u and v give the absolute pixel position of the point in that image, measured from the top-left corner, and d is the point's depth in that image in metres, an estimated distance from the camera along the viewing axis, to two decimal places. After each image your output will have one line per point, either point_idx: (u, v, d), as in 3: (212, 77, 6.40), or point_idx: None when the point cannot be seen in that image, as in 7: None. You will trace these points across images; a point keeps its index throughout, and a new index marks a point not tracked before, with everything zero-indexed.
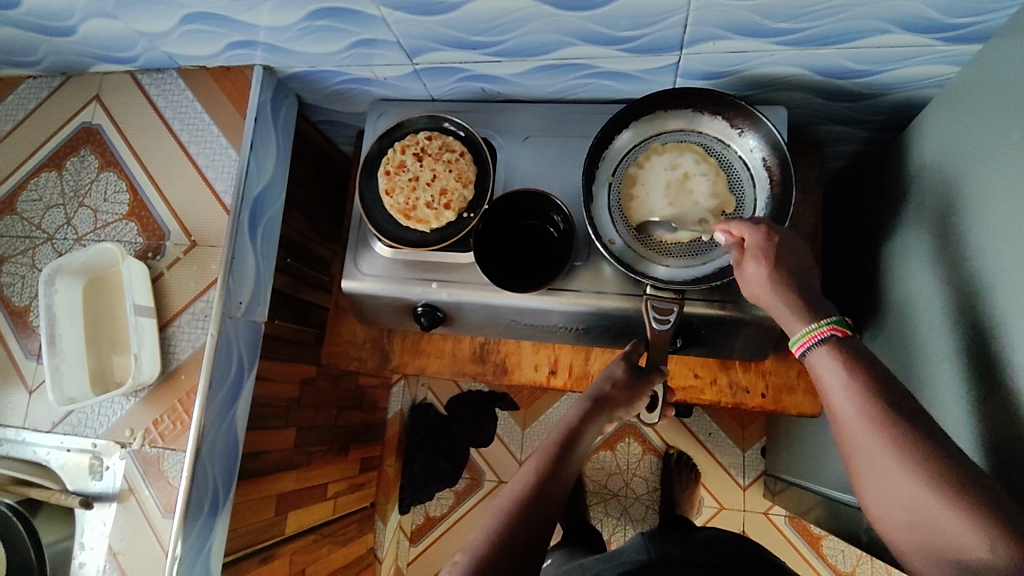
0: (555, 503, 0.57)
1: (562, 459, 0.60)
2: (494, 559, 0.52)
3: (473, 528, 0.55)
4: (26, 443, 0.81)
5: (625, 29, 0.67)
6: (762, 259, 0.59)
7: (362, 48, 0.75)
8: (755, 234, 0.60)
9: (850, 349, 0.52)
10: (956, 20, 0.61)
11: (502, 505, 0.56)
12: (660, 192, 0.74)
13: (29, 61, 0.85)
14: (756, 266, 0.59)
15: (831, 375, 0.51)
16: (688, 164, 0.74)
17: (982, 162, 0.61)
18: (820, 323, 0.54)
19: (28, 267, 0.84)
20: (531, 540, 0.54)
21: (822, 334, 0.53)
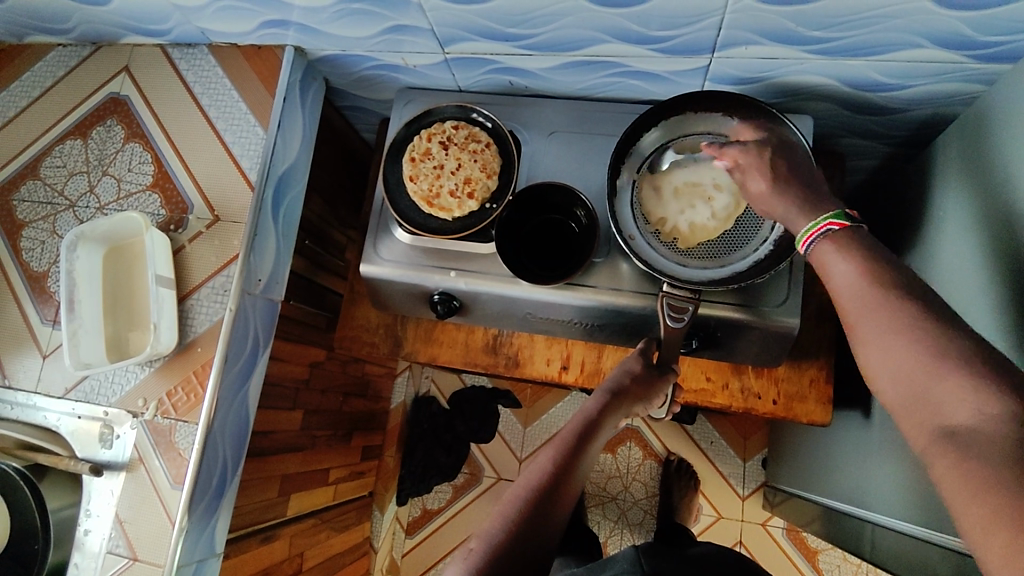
0: (570, 492, 0.58)
1: (580, 448, 0.60)
2: (509, 548, 0.53)
3: (490, 515, 0.56)
4: (36, 407, 0.81)
5: (659, 29, 0.68)
6: (762, 174, 0.59)
7: (394, 34, 0.76)
8: (756, 145, 0.62)
9: (854, 239, 0.51)
10: (987, 37, 0.62)
11: (519, 493, 0.57)
12: (685, 172, 0.74)
13: (63, 29, 0.86)
14: (759, 180, 0.59)
15: (838, 263, 0.51)
16: (712, 204, 0.73)
17: (1009, 179, 0.61)
18: (817, 221, 0.54)
19: (48, 233, 0.85)
20: (545, 528, 0.55)
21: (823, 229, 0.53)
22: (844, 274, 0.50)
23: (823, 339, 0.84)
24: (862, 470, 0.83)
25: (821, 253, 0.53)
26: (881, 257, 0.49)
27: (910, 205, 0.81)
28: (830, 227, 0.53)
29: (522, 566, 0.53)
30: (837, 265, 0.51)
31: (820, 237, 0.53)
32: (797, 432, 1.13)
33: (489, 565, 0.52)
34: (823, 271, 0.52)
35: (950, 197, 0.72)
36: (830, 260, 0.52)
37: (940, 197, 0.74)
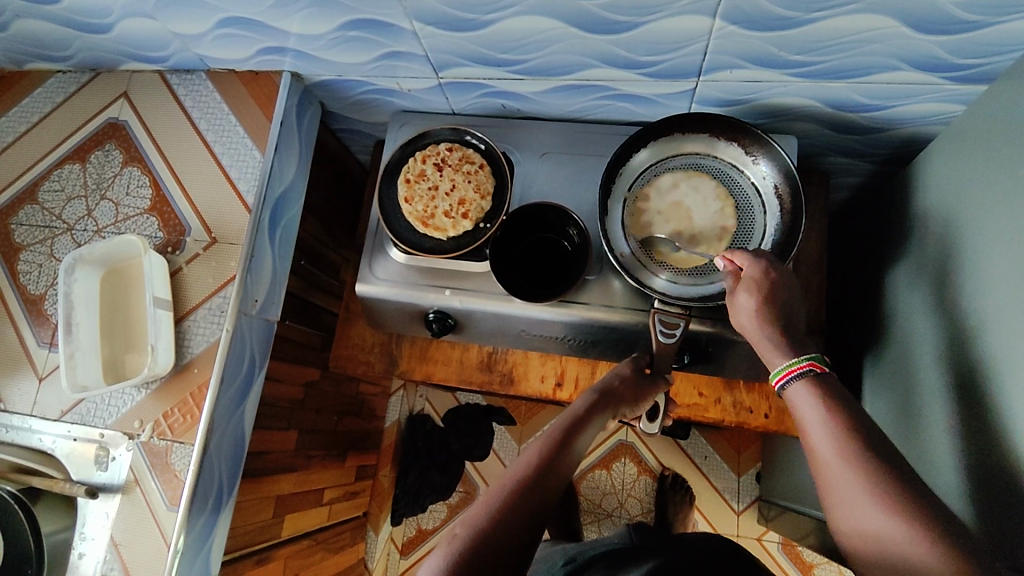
0: (557, 486, 0.58)
1: (567, 444, 0.61)
2: (496, 533, 0.53)
3: (477, 500, 0.56)
4: (31, 430, 0.81)
5: (646, 54, 0.70)
6: (754, 291, 0.63)
7: (389, 60, 0.78)
8: (751, 266, 0.65)
9: (826, 382, 0.57)
10: (961, 60, 0.64)
11: (503, 484, 0.57)
12: (694, 202, 0.76)
13: (62, 56, 0.87)
14: (748, 296, 0.63)
15: (812, 410, 0.55)
16: (672, 238, 0.75)
17: (986, 195, 0.63)
18: (800, 358, 0.59)
19: (46, 256, 0.85)
20: (528, 519, 0.55)
21: (803, 369, 0.58)
22: (819, 421, 0.54)
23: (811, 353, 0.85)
24: None
25: (797, 393, 0.57)
26: (846, 410, 0.54)
27: (893, 221, 0.83)
28: (814, 368, 0.58)
29: (506, 553, 0.53)
30: (813, 417, 0.55)
31: (796, 377, 0.58)
32: (789, 446, 1.14)
33: (473, 547, 0.52)
34: (797, 414, 0.57)
35: (929, 213, 0.74)
36: (806, 406, 0.56)
37: (920, 213, 0.76)
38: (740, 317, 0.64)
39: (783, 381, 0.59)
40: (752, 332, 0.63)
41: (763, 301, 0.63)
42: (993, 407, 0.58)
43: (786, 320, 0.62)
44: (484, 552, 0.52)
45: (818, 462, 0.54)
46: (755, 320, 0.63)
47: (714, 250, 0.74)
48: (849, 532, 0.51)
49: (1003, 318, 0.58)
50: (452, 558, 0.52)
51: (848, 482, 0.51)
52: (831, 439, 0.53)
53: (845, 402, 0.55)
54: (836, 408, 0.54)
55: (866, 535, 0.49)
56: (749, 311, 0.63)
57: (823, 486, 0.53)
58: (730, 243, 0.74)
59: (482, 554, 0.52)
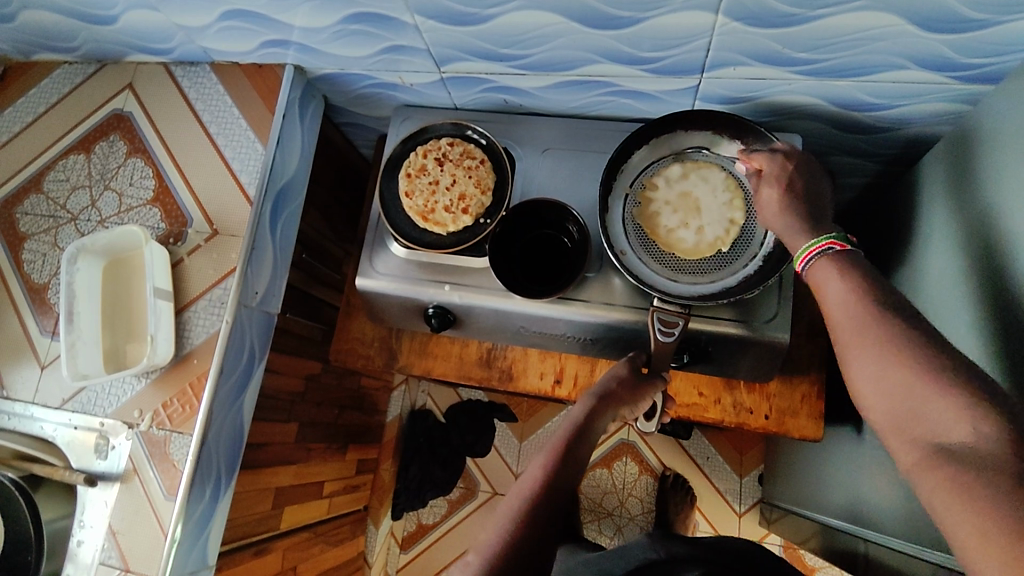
0: (564, 500, 0.58)
1: (570, 453, 0.61)
2: (508, 559, 0.52)
3: (488, 526, 0.55)
4: (33, 418, 0.82)
5: (649, 50, 0.69)
6: (777, 185, 0.63)
7: (392, 54, 0.78)
8: (769, 162, 0.65)
9: (850, 258, 0.54)
10: (969, 59, 0.63)
11: (513, 504, 0.57)
12: (703, 192, 0.75)
13: (68, 47, 0.88)
14: (771, 190, 0.63)
15: (832, 281, 0.53)
16: (682, 228, 0.75)
17: (993, 197, 0.62)
18: (821, 239, 0.56)
19: (50, 245, 0.86)
20: (542, 539, 0.54)
21: (823, 248, 0.56)
22: (838, 289, 0.52)
23: (814, 354, 0.84)
24: (853, 484, 0.83)
25: (817, 270, 0.55)
26: (872, 281, 0.52)
27: (899, 221, 0.82)
28: (833, 246, 0.55)
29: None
30: (833, 283, 0.53)
31: (816, 256, 0.56)
32: (791, 447, 1.13)
33: (488, 575, 0.51)
34: (818, 289, 0.55)
35: (935, 214, 0.73)
36: (824, 276, 0.54)
37: (926, 214, 0.75)
38: (766, 211, 0.63)
39: (805, 262, 0.57)
40: (775, 223, 0.62)
41: (785, 197, 0.62)
42: None
43: (813, 207, 0.61)
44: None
45: (835, 323, 0.52)
46: (779, 209, 0.62)
47: (725, 241, 0.73)
48: (862, 381, 0.49)
49: (1007, 320, 0.57)
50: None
51: (862, 335, 0.49)
52: (849, 296, 0.51)
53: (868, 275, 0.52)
54: (856, 281, 0.52)
55: (877, 384, 0.48)
56: (771, 204, 0.63)
57: (839, 351, 0.51)
58: (740, 236, 0.74)
59: None
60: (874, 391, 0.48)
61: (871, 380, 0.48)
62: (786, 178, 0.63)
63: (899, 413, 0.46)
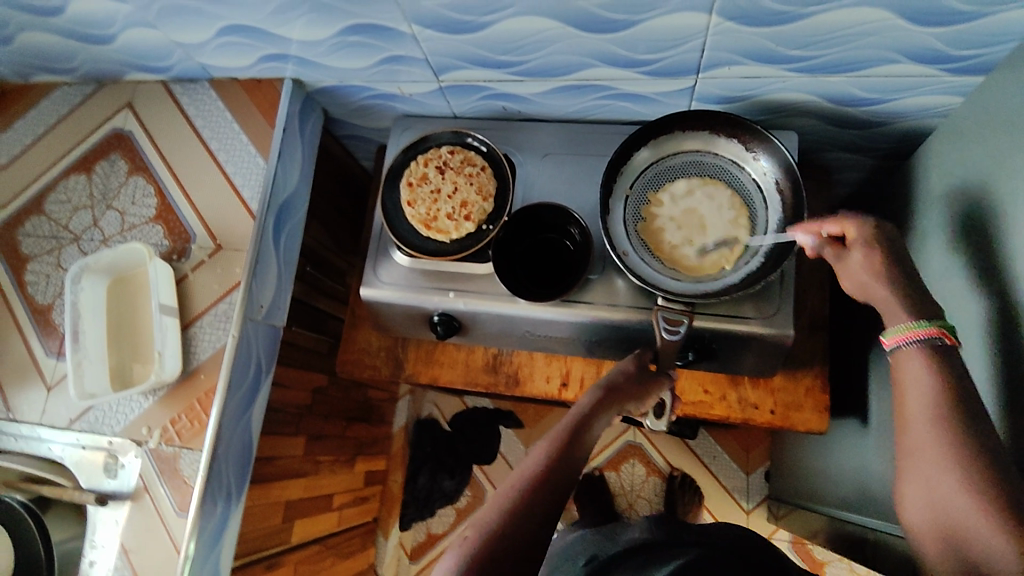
0: (567, 487, 0.57)
1: (575, 441, 0.61)
2: (509, 534, 0.51)
3: (487, 503, 0.54)
4: (40, 439, 0.82)
5: (644, 52, 0.70)
6: (868, 251, 0.62)
7: (390, 64, 0.79)
8: (858, 228, 0.63)
9: (946, 351, 0.55)
10: (960, 51, 0.64)
11: (514, 483, 0.55)
12: (708, 211, 0.76)
13: (66, 68, 0.88)
14: (863, 255, 0.62)
15: (917, 373, 0.55)
16: (686, 245, 0.75)
17: (990, 186, 0.63)
18: (925, 323, 0.56)
19: (53, 266, 0.86)
20: (542, 517, 0.53)
21: (923, 334, 0.56)
22: (921, 382, 0.55)
23: (818, 348, 0.85)
24: (861, 476, 0.84)
25: (904, 354, 0.57)
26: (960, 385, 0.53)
27: (897, 214, 0.83)
28: (941, 336, 0.56)
29: (522, 551, 0.50)
30: (918, 381, 0.55)
31: (913, 342, 0.56)
32: (798, 442, 1.13)
33: (486, 545, 0.50)
34: (901, 375, 0.57)
35: (932, 205, 0.74)
36: (911, 367, 0.56)
37: (924, 205, 0.76)
38: (855, 275, 0.63)
39: (894, 342, 0.58)
40: (871, 289, 0.62)
41: (878, 263, 0.61)
42: (1002, 397, 0.57)
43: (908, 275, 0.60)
44: (500, 554, 0.50)
45: (908, 419, 0.55)
46: (874, 274, 0.61)
47: (729, 259, 0.74)
48: (915, 485, 0.53)
49: (1008, 305, 0.58)
50: (466, 559, 0.49)
51: (927, 443, 0.52)
52: (929, 400, 0.53)
53: (956, 375, 0.54)
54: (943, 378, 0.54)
55: (927, 491, 0.52)
56: (862, 267, 0.62)
57: (903, 449, 0.55)
58: (744, 253, 0.74)
59: (498, 553, 0.50)
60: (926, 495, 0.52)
61: (923, 486, 0.52)
62: (875, 243, 0.62)
63: (942, 524, 0.51)
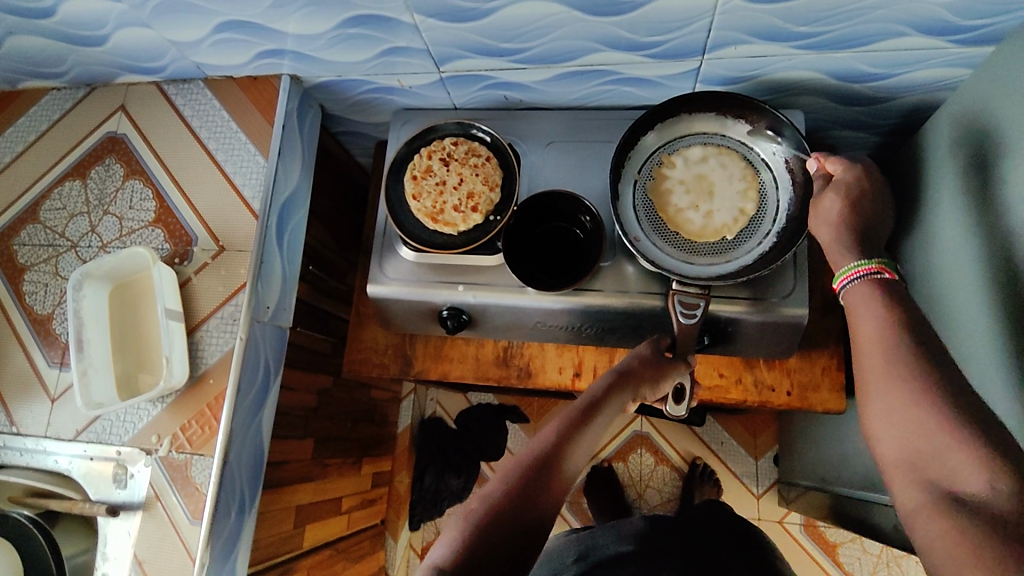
0: (574, 463, 0.58)
1: (585, 421, 0.61)
2: (513, 503, 0.52)
3: (493, 477, 0.55)
4: (46, 452, 0.80)
5: (650, 34, 0.69)
6: (842, 193, 0.63)
7: (390, 56, 0.77)
8: (846, 171, 0.65)
9: (889, 285, 0.54)
10: (968, 22, 0.64)
11: (521, 460, 0.56)
12: (719, 178, 0.76)
13: (56, 72, 0.86)
14: (835, 197, 0.63)
15: (867, 308, 0.54)
16: (691, 209, 0.75)
17: (1004, 157, 0.63)
18: (865, 261, 0.56)
19: (51, 275, 0.84)
20: (548, 493, 0.54)
21: (868, 270, 0.55)
22: (872, 316, 0.53)
23: (830, 328, 0.84)
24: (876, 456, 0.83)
25: (853, 293, 0.55)
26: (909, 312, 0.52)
27: (904, 189, 0.83)
28: (881, 272, 0.55)
29: (525, 524, 0.51)
30: (868, 314, 0.53)
31: (859, 278, 0.55)
32: (807, 425, 1.13)
33: (489, 518, 0.51)
34: (851, 312, 0.55)
35: (941, 179, 0.74)
36: (860, 303, 0.54)
37: (933, 179, 0.76)
38: (818, 220, 0.63)
39: (844, 282, 0.57)
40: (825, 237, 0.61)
41: (848, 207, 0.62)
42: None
43: (868, 220, 0.61)
44: (502, 521, 0.51)
45: (865, 354, 0.52)
46: (831, 221, 0.62)
47: (731, 228, 0.74)
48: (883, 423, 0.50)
49: None
50: (470, 526, 0.51)
51: (889, 374, 0.50)
52: (885, 332, 0.51)
53: (903, 304, 0.53)
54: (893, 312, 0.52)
55: (893, 426, 0.49)
56: (831, 212, 0.62)
57: (863, 386, 0.52)
58: (750, 224, 0.74)
59: (502, 526, 0.51)
60: (893, 434, 0.49)
61: (887, 422, 0.49)
62: (848, 190, 0.63)
63: (910, 461, 0.48)
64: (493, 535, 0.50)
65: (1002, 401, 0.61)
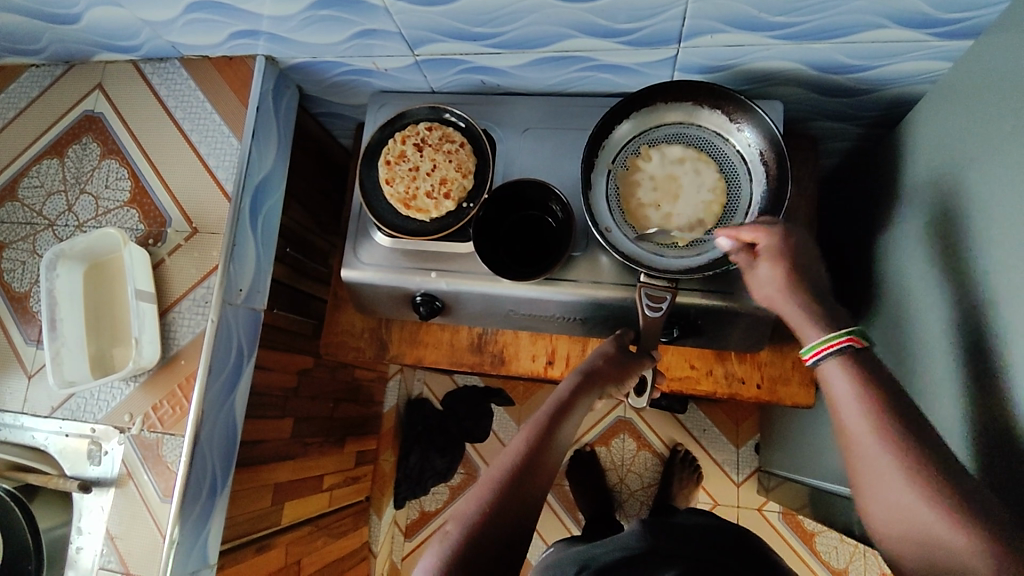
0: (546, 475, 0.58)
1: (554, 427, 0.61)
2: (485, 529, 0.52)
3: (466, 496, 0.55)
4: (24, 427, 0.81)
5: (624, 22, 0.68)
6: (777, 260, 0.61)
7: (364, 38, 0.76)
8: (769, 236, 0.62)
9: (863, 360, 0.54)
10: (948, 15, 0.62)
11: (493, 477, 0.56)
12: (688, 183, 0.74)
13: (33, 49, 0.86)
14: (771, 266, 0.61)
15: (845, 389, 0.53)
16: (652, 207, 0.74)
17: (976, 154, 0.61)
18: (836, 333, 0.56)
19: (28, 253, 0.85)
20: (520, 509, 0.54)
21: (840, 345, 0.55)
22: (849, 398, 0.53)
23: None
24: None
25: (829, 369, 0.55)
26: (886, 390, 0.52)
27: (884, 183, 0.82)
28: (852, 343, 0.55)
29: (499, 544, 0.52)
30: (844, 392, 0.53)
31: (830, 354, 0.55)
32: (787, 415, 1.13)
33: (464, 544, 0.51)
34: (828, 390, 0.55)
35: (918, 175, 0.73)
36: (837, 379, 0.54)
37: (911, 174, 0.75)
38: (766, 288, 0.62)
39: (814, 358, 0.57)
40: (781, 305, 0.61)
41: (788, 273, 0.61)
42: (985, 369, 0.57)
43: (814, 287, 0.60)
44: (475, 551, 0.51)
45: (850, 438, 0.52)
46: (781, 290, 0.61)
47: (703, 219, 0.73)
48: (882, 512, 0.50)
49: (992, 275, 0.57)
50: (444, 557, 0.51)
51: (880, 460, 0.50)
52: (863, 412, 0.52)
53: (879, 380, 0.53)
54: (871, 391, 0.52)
55: (894, 513, 0.49)
56: (772, 283, 0.61)
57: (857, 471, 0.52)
58: (722, 211, 0.74)
59: (478, 549, 0.51)
60: (892, 516, 0.50)
61: (886, 509, 0.50)
62: (784, 256, 0.61)
63: (914, 540, 0.48)
64: (466, 565, 0.50)
65: (961, 402, 0.61)
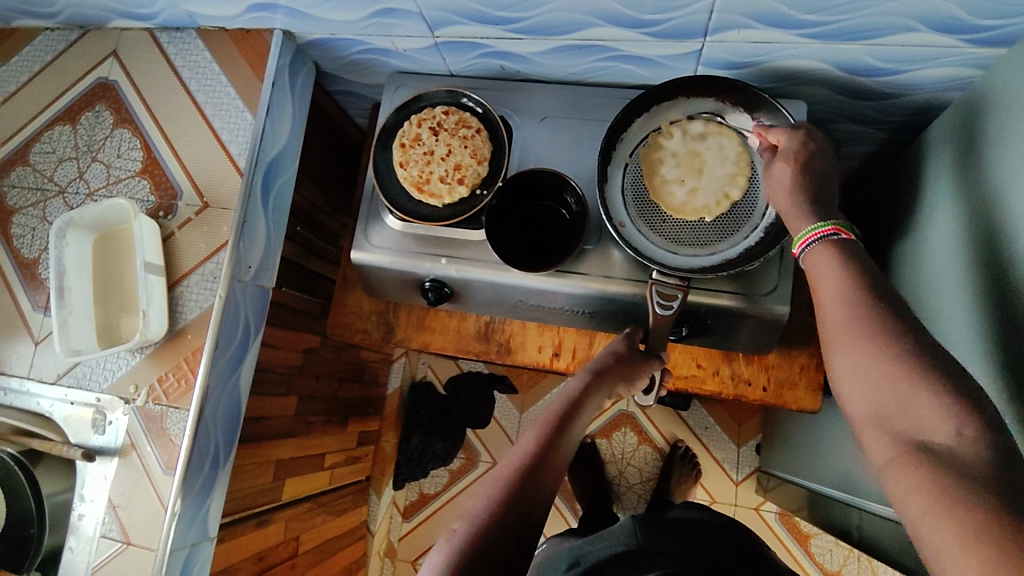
0: (553, 474, 0.58)
1: (563, 426, 0.61)
2: (492, 530, 0.52)
3: (475, 494, 0.55)
4: (29, 394, 0.82)
5: (649, 12, 0.66)
6: (791, 161, 0.61)
7: (383, 17, 0.75)
8: (790, 138, 0.63)
9: (847, 247, 0.52)
10: (985, 21, 0.60)
11: (501, 475, 0.56)
12: (712, 158, 0.73)
13: (49, 12, 0.85)
14: (784, 166, 0.61)
15: (827, 268, 0.51)
16: (677, 183, 0.73)
17: (1000, 166, 0.60)
18: (824, 223, 0.54)
19: (39, 219, 0.84)
20: (527, 509, 0.54)
21: (823, 233, 0.53)
22: (834, 274, 0.50)
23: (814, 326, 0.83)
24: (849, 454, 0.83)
25: (813, 256, 0.53)
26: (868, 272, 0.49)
27: (905, 190, 0.80)
28: (836, 233, 0.53)
29: (507, 546, 0.52)
30: (828, 273, 0.51)
31: (816, 241, 0.53)
32: (790, 418, 1.13)
33: (473, 544, 0.51)
34: (813, 274, 0.52)
35: (941, 183, 0.71)
36: (820, 262, 0.52)
37: (934, 181, 0.73)
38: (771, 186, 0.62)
39: (805, 245, 0.54)
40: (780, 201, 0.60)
41: (797, 172, 0.60)
42: (998, 386, 0.56)
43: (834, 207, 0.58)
44: (482, 550, 0.51)
45: (823, 313, 0.50)
46: (785, 189, 0.60)
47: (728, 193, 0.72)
48: (842, 372, 0.47)
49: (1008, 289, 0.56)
50: (453, 557, 0.51)
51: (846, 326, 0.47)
52: (842, 282, 0.49)
53: (867, 264, 0.50)
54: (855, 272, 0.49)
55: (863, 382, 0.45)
56: (782, 181, 0.60)
57: (825, 334, 0.49)
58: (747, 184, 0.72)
59: (485, 549, 0.51)
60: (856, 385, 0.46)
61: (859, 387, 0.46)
62: (799, 157, 0.61)
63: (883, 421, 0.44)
64: (474, 565, 0.50)
65: None
